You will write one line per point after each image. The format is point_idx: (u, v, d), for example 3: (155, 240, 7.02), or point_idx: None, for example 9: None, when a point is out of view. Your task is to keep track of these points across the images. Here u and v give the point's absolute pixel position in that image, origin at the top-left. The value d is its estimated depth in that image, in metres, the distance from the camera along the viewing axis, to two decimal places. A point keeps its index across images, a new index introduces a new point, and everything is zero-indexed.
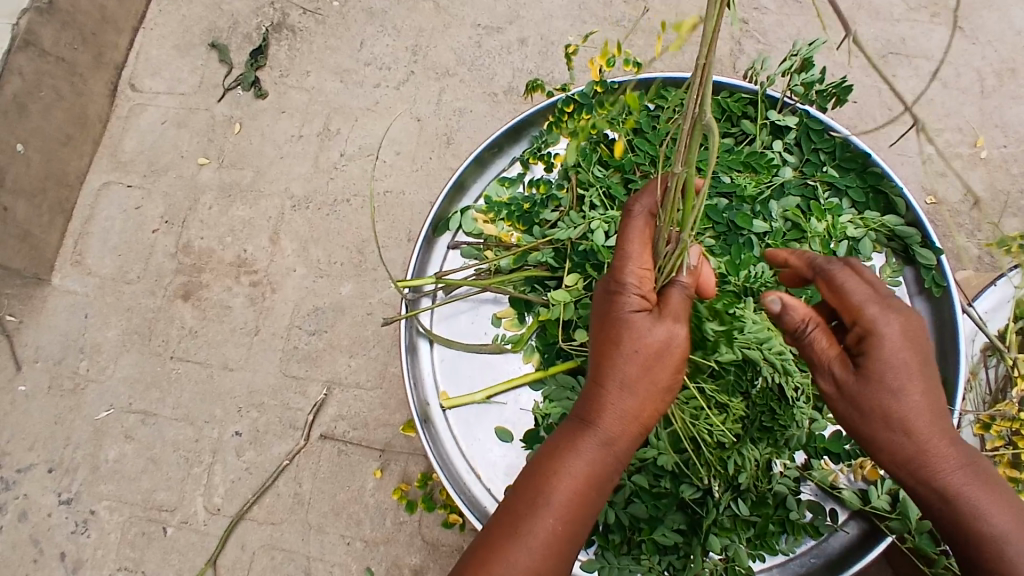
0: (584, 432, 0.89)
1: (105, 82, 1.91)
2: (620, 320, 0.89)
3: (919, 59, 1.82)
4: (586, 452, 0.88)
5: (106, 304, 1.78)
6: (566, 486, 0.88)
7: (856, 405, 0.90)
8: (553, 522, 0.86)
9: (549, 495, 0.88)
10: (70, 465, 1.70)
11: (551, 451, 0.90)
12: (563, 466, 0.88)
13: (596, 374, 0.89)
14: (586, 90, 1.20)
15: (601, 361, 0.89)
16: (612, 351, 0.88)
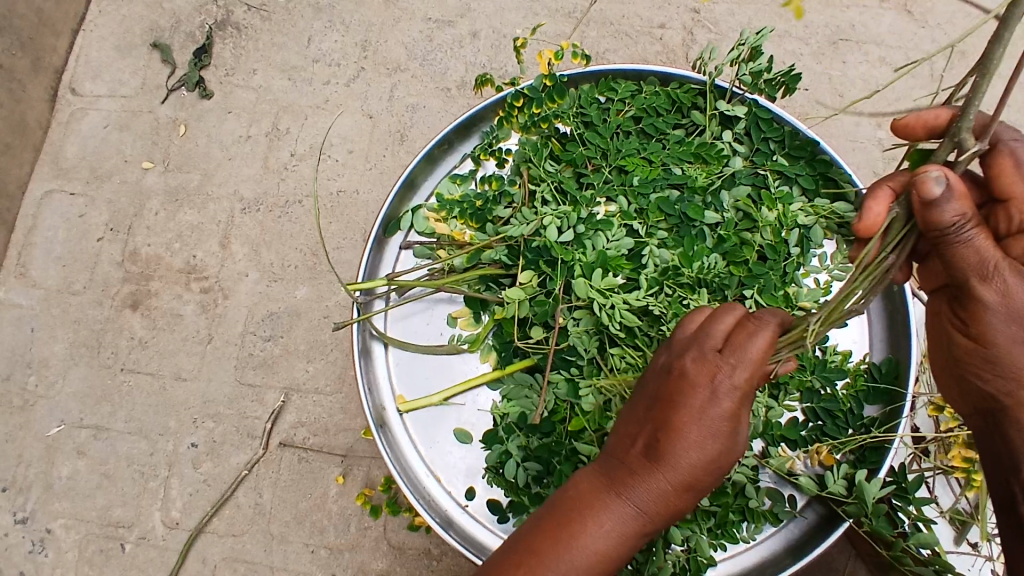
0: (623, 510, 0.83)
1: (44, 87, 1.83)
2: (715, 423, 0.83)
3: (868, 44, 1.84)
4: (616, 531, 0.83)
5: (52, 317, 1.71)
6: (585, 556, 0.82)
7: (1020, 318, 0.86)
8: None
9: (573, 560, 0.82)
10: (21, 485, 1.64)
11: (595, 510, 0.84)
12: (602, 540, 0.83)
13: (667, 458, 0.83)
14: (536, 83, 1.19)
15: (677, 446, 0.83)
16: (691, 451, 0.83)
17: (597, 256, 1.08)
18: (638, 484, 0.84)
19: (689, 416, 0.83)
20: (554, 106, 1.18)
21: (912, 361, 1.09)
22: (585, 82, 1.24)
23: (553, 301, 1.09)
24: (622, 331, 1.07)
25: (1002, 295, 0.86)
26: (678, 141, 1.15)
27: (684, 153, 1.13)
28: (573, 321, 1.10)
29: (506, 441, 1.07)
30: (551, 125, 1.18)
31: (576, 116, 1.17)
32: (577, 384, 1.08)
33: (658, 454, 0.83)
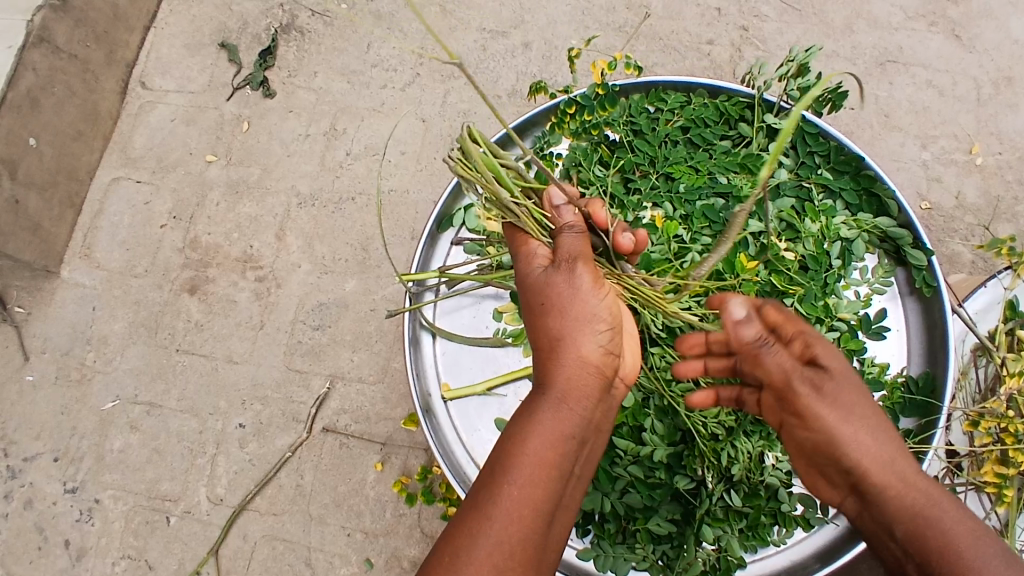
0: (540, 397, 0.91)
1: (116, 79, 1.94)
2: (568, 296, 0.94)
3: (916, 67, 1.85)
4: (543, 415, 0.88)
5: (114, 297, 1.81)
6: (524, 445, 0.86)
7: (829, 406, 0.89)
8: (527, 488, 0.83)
9: (527, 465, 0.84)
10: (75, 455, 1.73)
11: (539, 417, 0.88)
12: (544, 438, 0.86)
13: (570, 346, 0.93)
14: (588, 92, 1.22)
15: (559, 330, 0.93)
16: (573, 327, 0.93)
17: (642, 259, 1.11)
18: (553, 373, 0.92)
19: (538, 298, 0.95)
20: (605, 113, 1.22)
21: (950, 375, 1.10)
22: (636, 92, 1.27)
23: None
24: (663, 332, 1.12)
25: (813, 390, 0.90)
26: (725, 152, 1.19)
27: (731, 163, 1.17)
28: None
29: None
30: (601, 131, 1.23)
31: (626, 125, 1.21)
32: None
33: (547, 342, 0.94)
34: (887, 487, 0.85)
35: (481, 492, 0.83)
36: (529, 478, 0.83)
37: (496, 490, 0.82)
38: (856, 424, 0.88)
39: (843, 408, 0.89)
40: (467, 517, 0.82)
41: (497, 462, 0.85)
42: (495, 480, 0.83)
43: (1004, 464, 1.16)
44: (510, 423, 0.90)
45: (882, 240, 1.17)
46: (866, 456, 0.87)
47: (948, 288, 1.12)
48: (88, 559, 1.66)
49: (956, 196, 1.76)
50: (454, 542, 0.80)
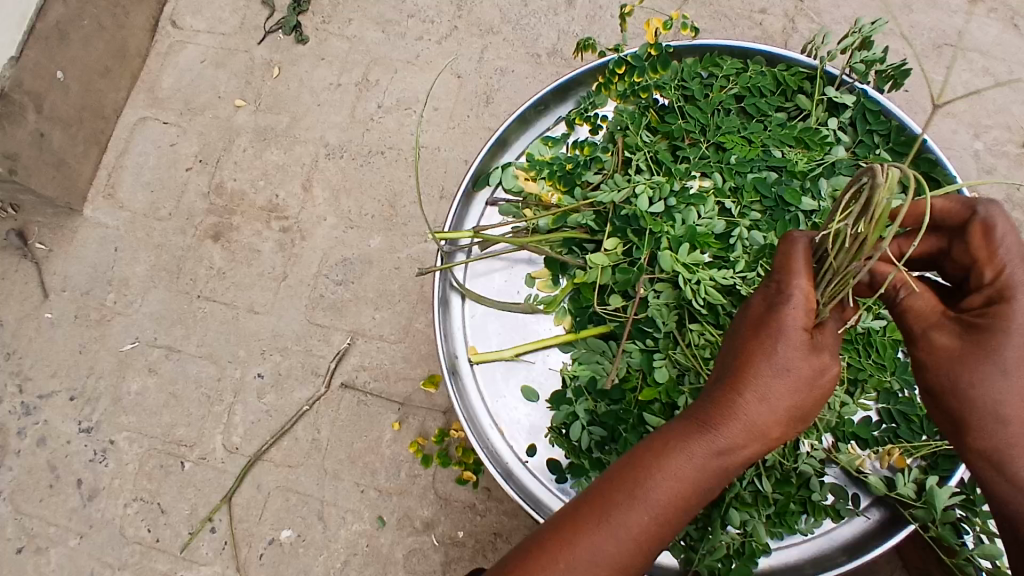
0: (700, 434, 0.79)
1: (146, 17, 1.90)
2: (799, 365, 0.77)
3: (976, 51, 1.76)
4: (698, 457, 0.79)
5: (136, 240, 1.79)
6: (668, 486, 0.79)
7: (951, 376, 0.79)
8: (652, 527, 0.79)
9: (662, 505, 0.79)
10: (92, 395, 1.73)
11: (699, 461, 0.79)
12: (684, 488, 0.79)
13: (773, 406, 0.78)
14: (639, 52, 1.19)
15: (758, 381, 0.77)
16: (781, 397, 0.78)
17: (686, 230, 1.06)
18: (736, 425, 0.78)
19: (769, 336, 0.78)
20: (656, 76, 1.18)
21: None
22: (690, 56, 1.23)
23: (637, 270, 1.08)
24: (704, 309, 1.05)
25: (928, 352, 0.80)
26: (780, 124, 1.14)
27: (786, 137, 1.12)
28: (655, 293, 1.09)
29: (574, 403, 1.09)
30: (650, 95, 1.18)
31: (677, 90, 1.16)
32: (652, 356, 1.07)
33: (744, 385, 0.78)
34: (981, 468, 0.78)
35: (606, 505, 0.80)
36: (659, 515, 0.79)
37: (628, 513, 0.79)
38: (994, 407, 0.76)
39: (969, 382, 0.77)
40: (586, 521, 0.79)
41: (633, 485, 0.80)
42: (619, 507, 0.79)
43: None
44: (664, 433, 0.82)
45: None
46: (981, 438, 0.78)
47: None
48: (100, 500, 1.67)
49: (1009, 188, 1.69)
50: (565, 530, 0.79)
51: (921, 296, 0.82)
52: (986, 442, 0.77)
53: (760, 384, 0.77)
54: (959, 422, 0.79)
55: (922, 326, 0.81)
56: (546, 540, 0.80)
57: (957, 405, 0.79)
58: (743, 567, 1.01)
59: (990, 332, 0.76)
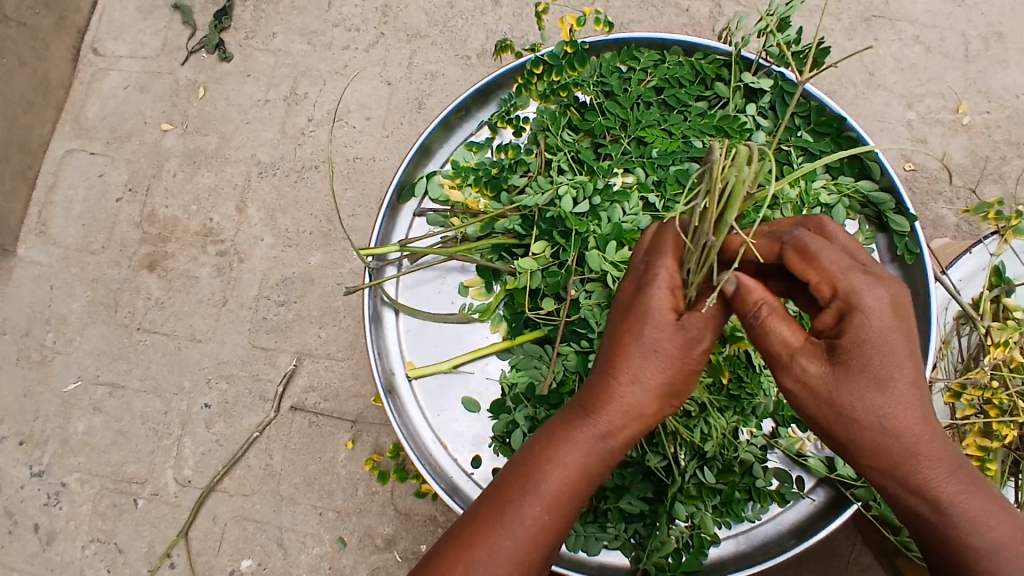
0: (582, 420, 0.82)
1: (66, 46, 1.83)
2: (666, 343, 0.81)
3: (902, 22, 1.78)
4: (582, 443, 0.82)
5: (71, 275, 1.74)
6: (557, 475, 0.81)
7: (834, 406, 0.77)
8: (545, 519, 0.81)
9: (552, 494, 0.81)
10: (40, 438, 1.67)
11: (583, 446, 0.82)
12: (571, 473, 0.82)
13: (646, 386, 0.81)
14: (556, 51, 1.16)
15: (630, 362, 0.82)
16: (651, 377, 0.81)
17: (612, 229, 1.06)
18: (613, 407, 0.81)
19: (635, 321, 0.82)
20: (575, 74, 1.16)
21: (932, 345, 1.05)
22: (608, 50, 1.21)
23: (566, 272, 1.08)
24: None
25: (804, 385, 0.78)
26: (700, 113, 1.13)
27: (705, 126, 1.11)
28: (586, 293, 1.08)
29: (513, 411, 1.07)
30: (570, 93, 1.16)
31: (596, 86, 1.15)
32: (587, 357, 1.06)
33: (617, 369, 0.82)
34: (892, 487, 0.79)
35: (502, 501, 0.81)
36: (552, 506, 0.81)
37: (520, 507, 0.81)
38: (882, 430, 0.76)
39: (848, 409, 0.77)
40: (487, 521, 0.81)
41: (524, 480, 0.82)
42: (513, 499, 0.81)
43: (986, 436, 1.12)
44: (549, 426, 0.85)
45: (864, 205, 1.13)
46: (879, 462, 0.78)
47: (931, 255, 1.07)
48: (57, 544, 1.62)
49: (941, 156, 1.70)
50: (465, 535, 0.81)
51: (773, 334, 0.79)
52: (884, 464, 0.78)
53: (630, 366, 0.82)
54: (860, 452, 0.78)
55: (788, 360, 0.79)
56: (446, 550, 0.80)
57: (849, 437, 0.78)
58: (694, 560, 1.02)
59: (848, 360, 0.76)
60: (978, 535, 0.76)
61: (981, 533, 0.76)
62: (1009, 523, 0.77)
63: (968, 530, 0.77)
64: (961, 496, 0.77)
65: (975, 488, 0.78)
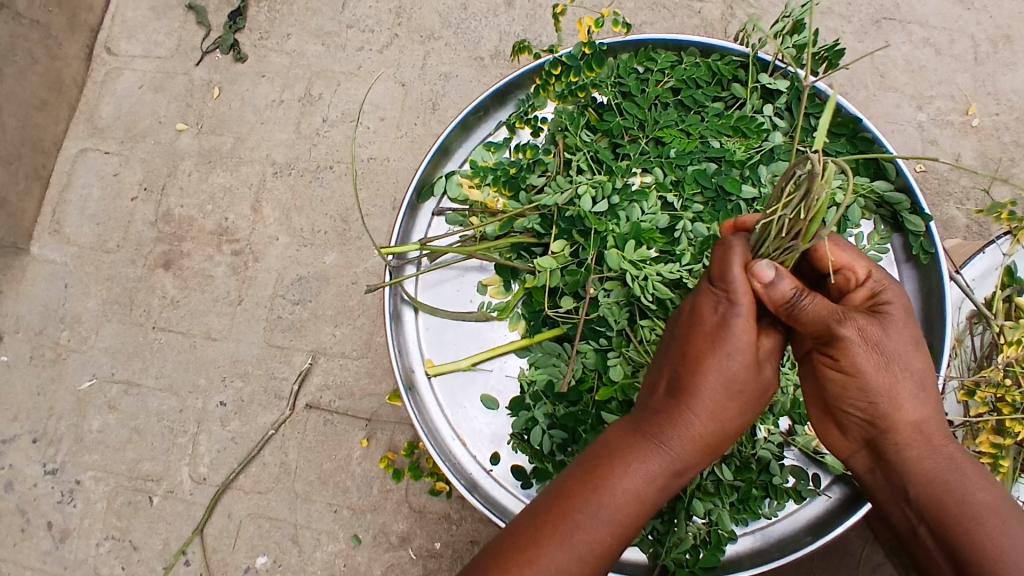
0: (649, 447, 0.86)
1: (81, 46, 1.85)
2: (739, 381, 0.85)
3: (912, 24, 1.79)
4: (648, 471, 0.85)
5: (86, 274, 1.75)
6: (622, 500, 0.84)
7: (881, 356, 0.85)
8: (607, 540, 0.84)
9: (615, 516, 0.84)
10: (54, 436, 1.68)
11: (648, 475, 0.85)
12: (633, 498, 0.85)
13: (712, 420, 0.86)
14: (574, 51, 1.17)
15: (701, 391, 0.85)
16: (719, 414, 0.86)
17: (630, 228, 1.07)
18: (679, 438, 0.86)
19: (711, 353, 0.85)
20: (592, 74, 1.17)
21: (946, 343, 1.08)
22: (624, 52, 1.22)
23: (585, 271, 1.09)
24: (653, 303, 1.06)
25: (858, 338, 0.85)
26: (717, 114, 1.14)
27: (723, 126, 1.12)
28: (605, 293, 1.09)
29: (533, 408, 1.08)
30: (588, 94, 1.17)
31: (614, 86, 1.16)
32: (606, 355, 1.07)
33: (691, 400, 0.86)
34: (912, 443, 0.88)
35: (564, 518, 0.84)
36: (614, 528, 0.84)
37: (582, 526, 0.83)
38: (913, 385, 0.87)
39: (893, 356, 0.85)
40: (548, 528, 0.84)
41: (587, 497, 0.85)
42: (575, 518, 0.84)
43: (999, 433, 1.11)
44: (611, 443, 0.88)
45: (878, 205, 1.13)
46: (908, 411, 0.87)
47: (947, 255, 1.08)
48: (71, 541, 1.63)
49: (952, 158, 1.71)
50: (527, 540, 0.83)
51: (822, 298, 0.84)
52: (911, 413, 0.87)
53: (702, 399, 0.85)
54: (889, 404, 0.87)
55: (840, 312, 0.84)
56: (503, 553, 0.83)
57: (885, 385, 0.86)
58: (711, 556, 1.02)
59: (890, 315, 0.86)
60: (981, 492, 0.85)
61: (981, 491, 0.85)
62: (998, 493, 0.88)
63: (977, 485, 0.85)
64: (966, 459, 0.88)
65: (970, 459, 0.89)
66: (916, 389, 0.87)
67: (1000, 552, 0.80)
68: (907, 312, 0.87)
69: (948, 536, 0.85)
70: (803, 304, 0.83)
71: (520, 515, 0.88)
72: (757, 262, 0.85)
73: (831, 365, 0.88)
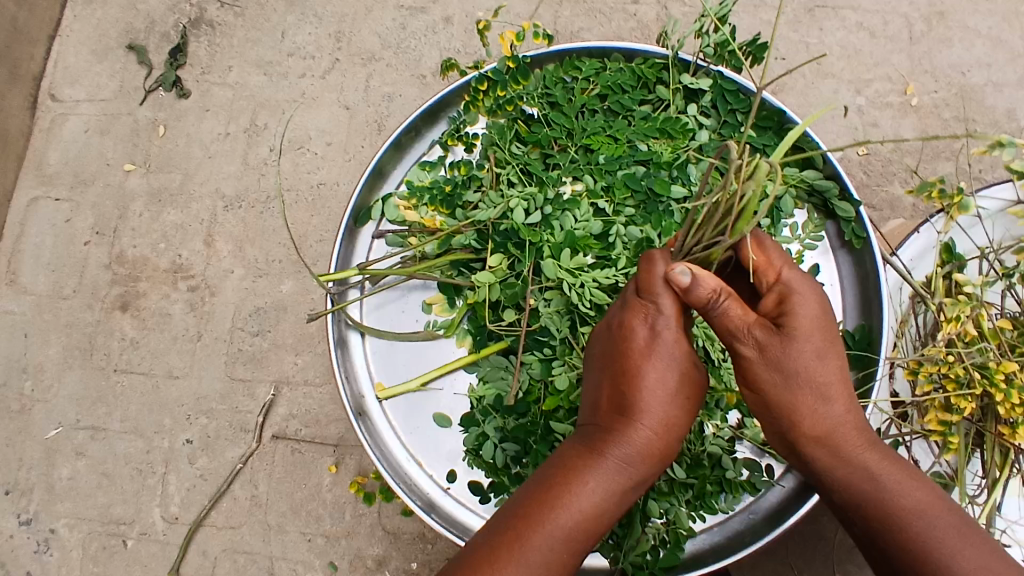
0: (598, 457, 0.84)
1: (23, 95, 1.85)
2: (677, 383, 0.85)
3: (845, 10, 1.81)
4: (600, 483, 0.83)
5: (45, 322, 1.74)
6: (575, 514, 0.82)
7: (782, 372, 0.84)
8: (568, 557, 0.82)
9: (568, 532, 0.82)
10: (24, 487, 1.67)
11: (600, 487, 0.83)
12: (587, 513, 0.83)
13: (657, 426, 0.84)
14: (499, 66, 1.19)
15: (646, 405, 0.84)
16: (664, 415, 0.85)
17: (565, 237, 1.08)
18: (631, 444, 0.84)
19: (647, 355, 0.85)
20: (519, 87, 1.19)
21: (885, 326, 1.09)
22: (550, 63, 1.24)
23: (523, 282, 1.10)
24: (592, 309, 1.08)
25: (757, 353, 0.84)
26: (643, 117, 1.15)
27: (649, 129, 1.13)
28: (545, 303, 1.09)
29: (483, 423, 1.09)
30: (517, 106, 1.18)
31: (541, 97, 1.17)
32: (550, 365, 1.08)
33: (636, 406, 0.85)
34: (820, 456, 0.86)
35: (513, 544, 0.80)
36: (568, 543, 0.82)
37: (533, 543, 0.80)
38: (818, 397, 0.84)
39: (794, 372, 0.83)
40: (498, 554, 0.80)
41: (537, 519, 0.81)
42: (535, 540, 0.80)
43: (947, 410, 1.12)
44: (560, 461, 0.86)
45: (809, 195, 1.14)
46: (813, 426, 0.85)
47: (879, 238, 1.09)
48: None
49: (895, 138, 1.74)
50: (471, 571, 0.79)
51: (732, 306, 0.84)
52: (815, 427, 0.85)
53: (646, 403, 0.84)
54: (794, 420, 0.85)
55: (744, 328, 0.84)
56: None
57: (788, 402, 0.85)
58: (671, 555, 1.03)
59: (792, 329, 0.83)
60: (902, 497, 0.84)
61: (902, 495, 0.84)
62: (928, 491, 0.85)
63: (897, 491, 0.84)
64: (886, 464, 0.85)
65: (892, 464, 0.86)
66: (819, 403, 0.84)
67: (925, 555, 0.81)
68: (813, 322, 0.83)
69: (873, 539, 0.85)
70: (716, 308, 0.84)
71: (466, 547, 0.83)
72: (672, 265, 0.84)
73: (742, 378, 0.89)
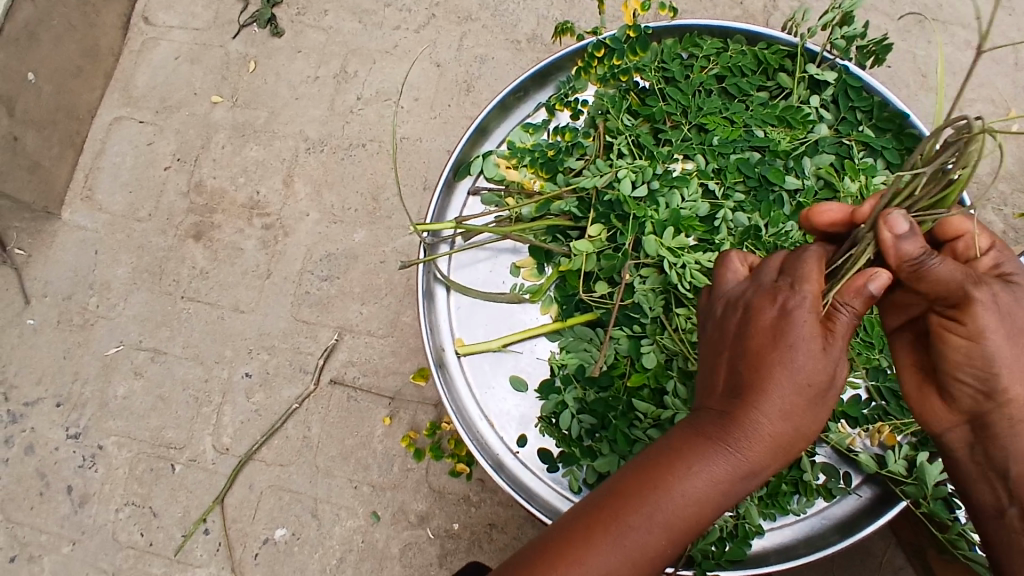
0: (705, 444, 0.80)
1: (118, 15, 1.86)
2: (806, 371, 0.79)
3: (958, 24, 1.76)
4: (703, 470, 0.79)
5: (117, 242, 1.76)
6: (674, 501, 0.78)
7: (1009, 329, 0.85)
8: (664, 545, 0.79)
9: (666, 519, 0.78)
10: (79, 401, 1.70)
11: (704, 476, 0.79)
12: (687, 500, 0.79)
13: (778, 416, 0.79)
14: (619, 34, 1.16)
15: (765, 392, 0.79)
16: (786, 403, 0.79)
17: (670, 215, 1.05)
18: (744, 432, 0.78)
19: (771, 339, 0.80)
20: (636, 58, 1.16)
21: None
22: (668, 36, 1.21)
23: (622, 256, 1.08)
24: (691, 292, 1.05)
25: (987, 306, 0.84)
26: (761, 104, 1.13)
27: (768, 116, 1.10)
28: (640, 279, 1.08)
29: (563, 392, 1.08)
30: (631, 78, 1.16)
31: (657, 71, 1.14)
32: (639, 341, 1.07)
33: (750, 394, 0.79)
34: (1020, 419, 0.88)
35: (603, 522, 0.79)
36: (665, 530, 0.78)
37: (627, 523, 0.79)
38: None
39: (1018, 331, 0.85)
40: (585, 529, 0.79)
41: (631, 501, 0.79)
42: (632, 519, 0.78)
43: None
44: (666, 444, 0.83)
45: None
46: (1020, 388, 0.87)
47: None
48: (91, 506, 1.65)
49: (994, 161, 1.68)
50: (557, 545, 0.79)
51: (948, 261, 0.83)
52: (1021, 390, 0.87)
53: (765, 392, 0.79)
54: (1006, 377, 0.86)
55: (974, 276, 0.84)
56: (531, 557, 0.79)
57: (1005, 358, 0.86)
58: (738, 549, 1.02)
59: (1018, 292, 0.86)
60: None
61: None
62: None
63: None
64: None
65: None
66: None
67: None
68: None
69: None
70: (931, 264, 0.82)
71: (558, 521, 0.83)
72: (891, 211, 0.83)
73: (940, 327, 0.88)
